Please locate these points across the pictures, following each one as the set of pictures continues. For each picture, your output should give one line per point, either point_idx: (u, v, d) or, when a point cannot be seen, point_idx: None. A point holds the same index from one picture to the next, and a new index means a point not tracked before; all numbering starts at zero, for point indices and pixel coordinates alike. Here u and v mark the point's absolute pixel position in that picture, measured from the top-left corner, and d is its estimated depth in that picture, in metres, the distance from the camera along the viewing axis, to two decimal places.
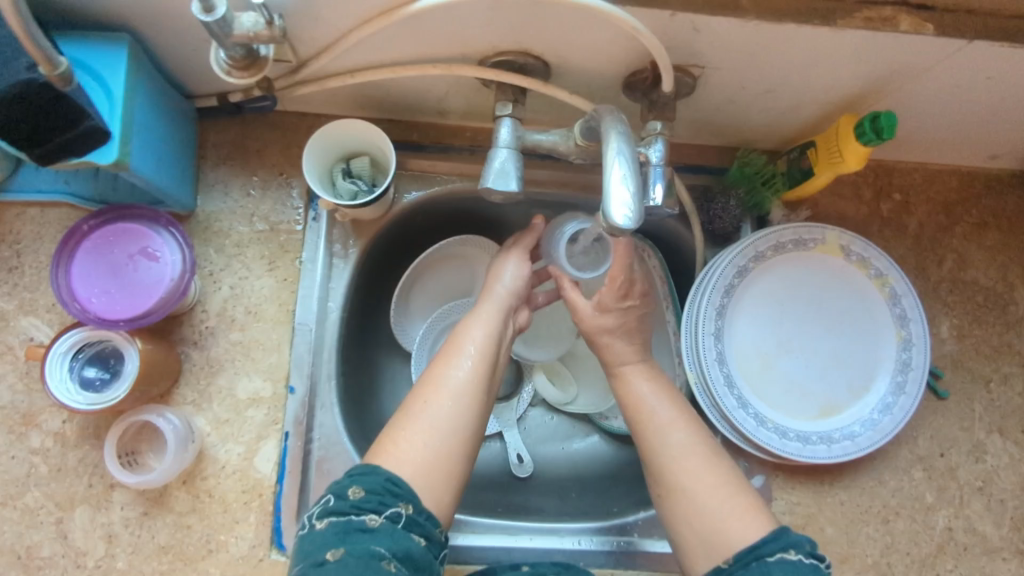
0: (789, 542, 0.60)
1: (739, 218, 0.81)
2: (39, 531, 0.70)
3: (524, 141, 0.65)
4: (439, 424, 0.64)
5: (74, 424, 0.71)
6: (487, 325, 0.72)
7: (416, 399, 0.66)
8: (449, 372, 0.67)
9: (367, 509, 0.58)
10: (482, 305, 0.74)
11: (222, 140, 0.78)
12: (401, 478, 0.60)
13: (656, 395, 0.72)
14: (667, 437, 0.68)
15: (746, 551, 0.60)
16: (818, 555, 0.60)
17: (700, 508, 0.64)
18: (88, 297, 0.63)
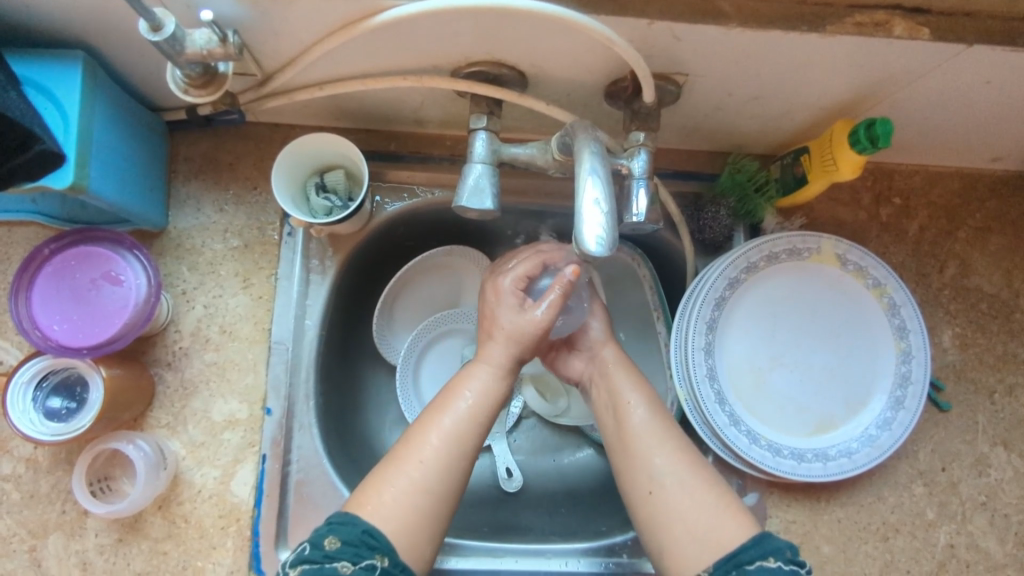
0: (768, 550, 0.58)
1: (730, 227, 0.78)
2: (12, 559, 0.68)
3: (500, 155, 0.62)
4: (430, 486, 0.61)
5: (46, 450, 0.70)
6: (493, 375, 0.68)
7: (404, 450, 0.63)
8: (442, 419, 0.64)
9: (340, 558, 0.56)
10: (493, 349, 0.69)
11: (193, 154, 0.76)
12: (379, 529, 0.58)
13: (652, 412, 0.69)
14: (647, 455, 0.66)
15: (725, 559, 0.58)
16: (799, 561, 0.58)
17: (684, 528, 0.61)
18: (49, 324, 0.61)
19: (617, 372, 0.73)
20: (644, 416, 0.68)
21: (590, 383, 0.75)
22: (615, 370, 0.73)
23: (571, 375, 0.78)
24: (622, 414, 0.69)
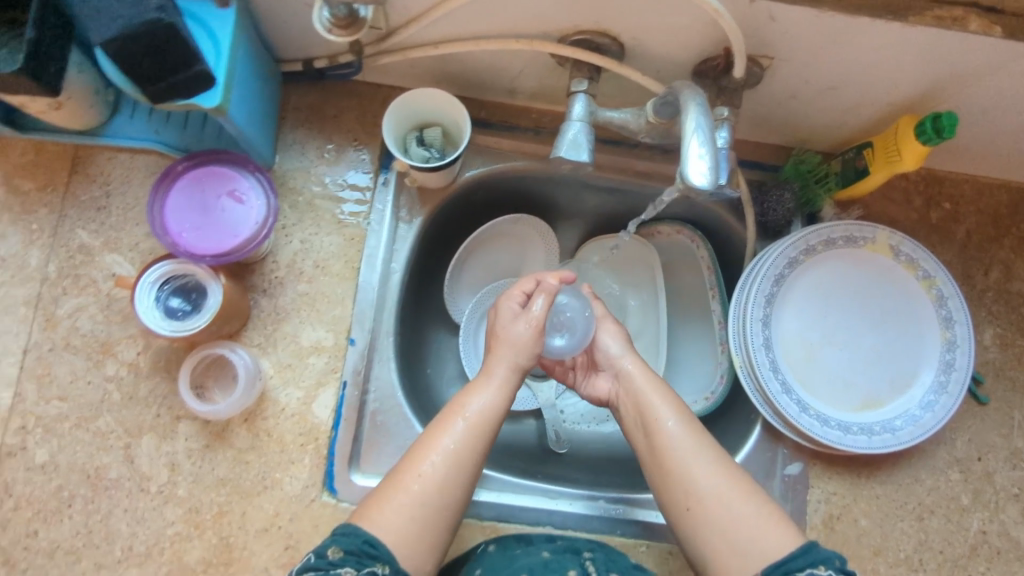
0: (817, 559, 0.62)
1: (792, 212, 0.83)
2: (108, 454, 0.74)
3: (597, 117, 0.69)
4: (430, 497, 0.66)
5: (147, 357, 0.76)
6: (497, 388, 0.72)
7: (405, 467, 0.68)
8: (442, 435, 0.68)
9: (344, 565, 0.60)
10: (496, 363, 0.74)
11: (302, 104, 0.83)
12: (380, 539, 0.63)
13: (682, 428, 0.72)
14: (685, 467, 0.70)
15: (773, 566, 0.63)
16: (849, 571, 0.62)
17: (724, 539, 0.66)
18: (179, 231, 0.67)
19: (644, 388, 0.76)
20: (675, 429, 0.72)
21: (618, 401, 0.78)
22: (644, 385, 0.76)
23: (600, 396, 0.80)
24: (652, 426, 0.73)
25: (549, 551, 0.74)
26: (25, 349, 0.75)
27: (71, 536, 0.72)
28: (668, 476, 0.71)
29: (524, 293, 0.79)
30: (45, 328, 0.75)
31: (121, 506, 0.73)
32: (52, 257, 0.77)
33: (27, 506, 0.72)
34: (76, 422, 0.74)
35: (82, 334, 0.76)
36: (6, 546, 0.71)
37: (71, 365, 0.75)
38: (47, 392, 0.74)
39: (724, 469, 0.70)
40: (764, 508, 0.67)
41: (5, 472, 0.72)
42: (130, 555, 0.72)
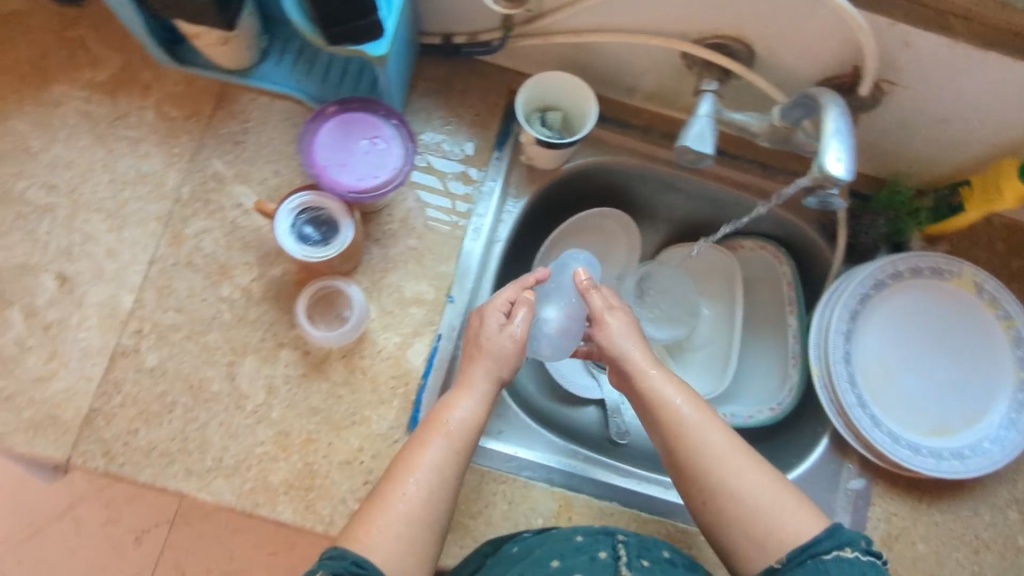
0: (844, 541, 0.63)
1: (880, 239, 0.87)
2: (213, 367, 0.78)
3: (721, 116, 0.73)
4: (416, 512, 0.66)
5: (261, 284, 0.80)
6: (476, 399, 0.72)
7: (390, 484, 0.67)
8: (422, 452, 0.68)
9: None
10: (475, 375, 0.73)
11: (432, 75, 0.88)
12: (367, 559, 0.62)
13: (694, 417, 0.71)
14: (697, 458, 0.69)
15: (799, 549, 0.63)
16: (875, 552, 0.63)
17: (744, 533, 0.66)
18: (325, 165, 0.72)
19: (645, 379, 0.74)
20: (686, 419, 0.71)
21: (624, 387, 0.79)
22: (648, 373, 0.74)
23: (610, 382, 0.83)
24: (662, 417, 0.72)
25: (581, 534, 0.71)
26: (151, 259, 0.80)
27: (168, 439, 0.76)
28: (680, 468, 0.70)
29: (507, 302, 0.77)
30: (171, 244, 0.80)
31: (217, 419, 0.77)
32: (187, 179, 0.82)
33: (132, 405, 0.76)
34: (188, 333, 0.78)
35: (204, 254, 0.80)
36: (107, 439, 0.75)
37: (190, 281, 0.79)
38: (166, 302, 0.79)
39: (739, 460, 0.69)
40: (785, 498, 0.67)
41: (116, 370, 0.76)
42: (219, 467, 0.75)
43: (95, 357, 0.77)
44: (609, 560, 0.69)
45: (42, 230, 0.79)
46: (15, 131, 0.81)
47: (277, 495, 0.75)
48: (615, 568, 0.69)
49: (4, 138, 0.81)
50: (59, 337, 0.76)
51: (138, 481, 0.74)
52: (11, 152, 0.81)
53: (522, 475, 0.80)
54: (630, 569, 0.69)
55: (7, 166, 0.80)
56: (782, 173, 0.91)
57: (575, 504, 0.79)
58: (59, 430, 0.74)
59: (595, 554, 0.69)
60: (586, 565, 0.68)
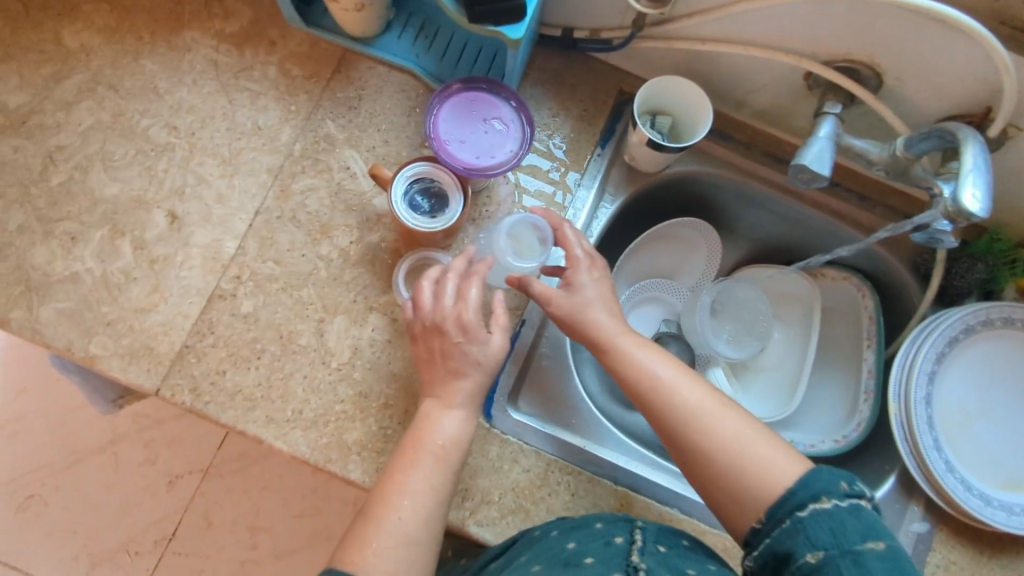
0: (820, 491, 0.60)
1: (974, 286, 0.86)
2: (303, 321, 0.79)
3: (841, 140, 0.74)
4: (410, 530, 0.67)
5: (359, 247, 0.82)
6: (460, 414, 0.73)
7: (384, 504, 0.68)
8: (410, 475, 0.69)
9: None
10: (456, 391, 0.73)
11: (546, 66, 0.90)
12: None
13: (666, 373, 0.71)
14: (669, 414, 0.69)
15: (776, 504, 0.62)
16: (858, 495, 0.60)
17: (724, 491, 0.66)
18: (446, 139, 0.74)
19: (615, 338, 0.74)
20: (654, 374, 0.71)
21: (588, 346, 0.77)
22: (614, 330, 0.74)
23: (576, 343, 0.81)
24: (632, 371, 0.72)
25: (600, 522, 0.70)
26: (257, 210, 0.82)
27: (253, 385, 0.77)
28: (662, 432, 0.70)
29: (455, 296, 0.75)
30: (279, 197, 0.83)
31: (301, 371, 0.78)
32: (300, 137, 0.84)
33: (223, 347, 0.78)
34: (283, 285, 0.80)
35: (309, 211, 0.82)
36: (196, 376, 0.76)
37: (291, 236, 0.82)
38: (266, 253, 0.81)
39: (712, 415, 0.68)
40: (758, 448, 0.66)
41: (212, 311, 0.78)
42: (299, 418, 0.77)
43: (194, 296, 0.79)
44: (624, 543, 0.67)
45: (159, 167, 0.82)
46: (146, 70, 0.85)
47: (350, 454, 0.76)
48: (629, 553, 0.65)
49: (135, 75, 0.85)
50: (163, 272, 0.79)
51: (220, 421, 0.76)
52: (140, 90, 0.84)
53: (588, 469, 0.79)
54: (643, 554, 0.65)
55: (134, 103, 0.84)
56: (878, 206, 0.90)
57: (637, 502, 0.79)
58: (152, 361, 0.76)
59: (610, 539, 0.68)
60: (600, 549, 0.66)
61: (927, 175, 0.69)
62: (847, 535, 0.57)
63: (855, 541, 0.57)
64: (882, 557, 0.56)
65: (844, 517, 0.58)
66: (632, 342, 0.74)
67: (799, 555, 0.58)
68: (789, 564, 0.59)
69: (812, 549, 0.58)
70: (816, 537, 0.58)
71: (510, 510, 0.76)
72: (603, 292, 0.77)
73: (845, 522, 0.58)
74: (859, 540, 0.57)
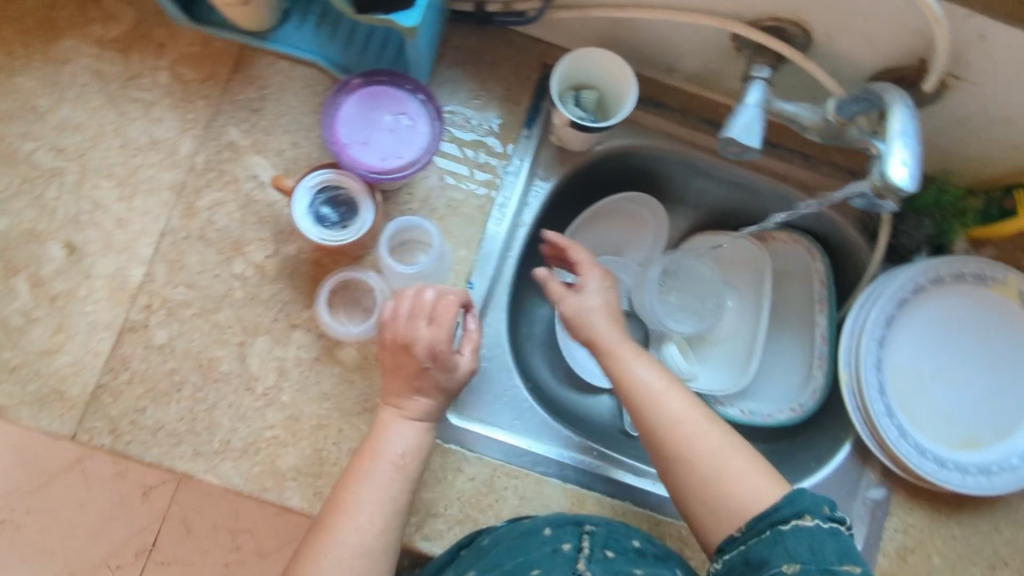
0: (804, 508, 0.61)
1: (924, 241, 0.83)
2: (223, 347, 0.75)
3: (771, 106, 0.69)
4: (367, 542, 0.66)
5: (275, 262, 0.77)
6: (415, 425, 0.71)
7: (338, 513, 0.67)
8: (364, 485, 0.67)
9: None
10: (414, 401, 0.71)
11: (461, 45, 0.84)
12: None
13: (653, 382, 0.71)
14: (655, 417, 0.69)
15: (757, 518, 0.62)
16: (838, 518, 0.61)
17: (700, 500, 0.66)
18: (347, 142, 0.68)
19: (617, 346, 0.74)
20: (647, 379, 0.71)
21: None
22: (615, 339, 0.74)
23: None
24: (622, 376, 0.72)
25: (549, 526, 0.69)
26: (162, 232, 0.76)
27: (176, 419, 0.74)
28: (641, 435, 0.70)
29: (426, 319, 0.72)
30: (184, 216, 0.77)
31: (226, 400, 0.74)
32: (200, 148, 0.78)
33: (140, 382, 0.74)
34: (198, 311, 0.76)
35: (217, 228, 0.77)
36: (113, 417, 0.73)
37: (202, 256, 0.76)
38: (176, 277, 0.76)
39: (697, 423, 0.68)
40: (730, 461, 0.66)
41: (124, 345, 0.74)
42: (228, 449, 0.74)
43: (103, 331, 0.74)
44: (571, 553, 0.67)
45: (49, 196, 0.76)
46: (23, 89, 0.78)
47: (285, 480, 0.73)
48: (576, 560, 0.66)
49: (9, 95, 0.77)
50: (65, 309, 0.74)
51: (145, 461, 0.73)
52: (17, 111, 0.77)
53: (535, 471, 0.77)
54: (589, 562, 0.66)
55: (13, 126, 0.77)
56: (823, 164, 0.86)
57: (588, 500, 0.77)
58: (65, 406, 0.72)
59: (558, 547, 0.67)
60: (547, 558, 0.66)
61: (863, 135, 0.64)
62: (827, 555, 0.59)
63: (832, 561, 0.59)
64: None
65: (826, 539, 0.59)
66: (627, 348, 0.74)
67: (775, 565, 0.60)
68: (761, 570, 0.60)
69: (789, 561, 0.59)
70: (795, 551, 0.59)
71: (457, 520, 0.73)
72: (608, 296, 0.78)
73: (826, 543, 0.59)
74: (837, 563, 0.58)
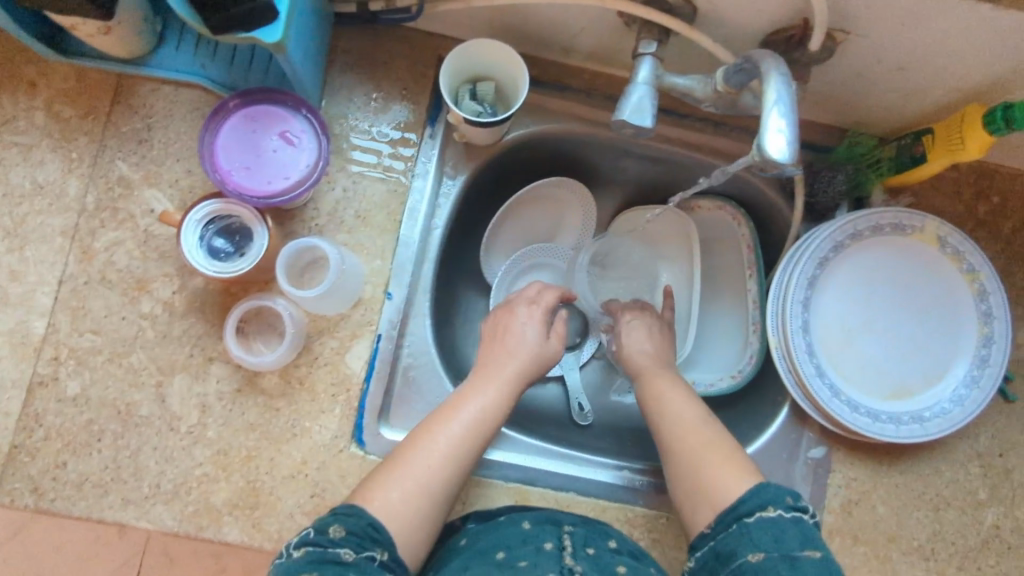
0: (768, 499, 0.63)
1: (840, 196, 0.82)
2: (140, 390, 0.73)
3: (662, 81, 0.67)
4: (430, 482, 0.66)
5: (183, 296, 0.75)
6: (498, 385, 0.73)
7: (411, 448, 0.68)
8: (444, 427, 0.69)
9: (343, 545, 0.61)
10: (496, 370, 0.74)
11: (352, 48, 0.81)
12: (382, 525, 0.63)
13: (669, 388, 0.76)
14: (664, 419, 0.74)
15: (726, 511, 0.64)
16: (801, 508, 0.63)
17: (694, 494, 0.68)
18: (229, 169, 0.67)
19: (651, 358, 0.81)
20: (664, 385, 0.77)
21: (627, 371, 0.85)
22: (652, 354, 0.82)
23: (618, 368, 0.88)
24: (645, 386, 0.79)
25: (530, 522, 0.70)
26: (60, 280, 0.74)
27: (100, 470, 0.72)
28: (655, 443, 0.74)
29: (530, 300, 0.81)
30: (80, 260, 0.74)
31: (150, 444, 0.73)
32: (89, 188, 0.75)
33: (57, 437, 0.72)
34: (109, 356, 0.73)
35: (118, 269, 0.75)
36: (35, 475, 0.71)
37: (105, 300, 0.74)
38: (81, 325, 0.73)
39: (694, 424, 0.72)
40: (717, 453, 0.68)
41: (35, 402, 0.72)
42: (158, 492, 0.72)
43: (11, 390, 0.72)
44: (555, 550, 0.66)
45: None
46: None
47: (221, 517, 0.72)
48: (562, 557, 0.66)
49: None
50: None
51: (73, 515, 0.71)
52: None
53: (478, 472, 0.77)
54: (575, 557, 0.66)
55: None
56: (735, 129, 0.85)
57: (532, 495, 0.78)
58: None
59: (540, 545, 0.67)
60: (532, 554, 0.66)
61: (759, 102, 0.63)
62: (788, 542, 0.60)
63: (794, 546, 0.60)
64: (818, 566, 0.59)
65: (788, 527, 0.61)
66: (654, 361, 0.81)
67: (741, 555, 0.61)
68: (729, 562, 0.61)
69: (753, 550, 0.60)
70: (759, 541, 0.61)
71: None
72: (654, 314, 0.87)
73: (786, 531, 0.61)
74: (799, 548, 0.60)
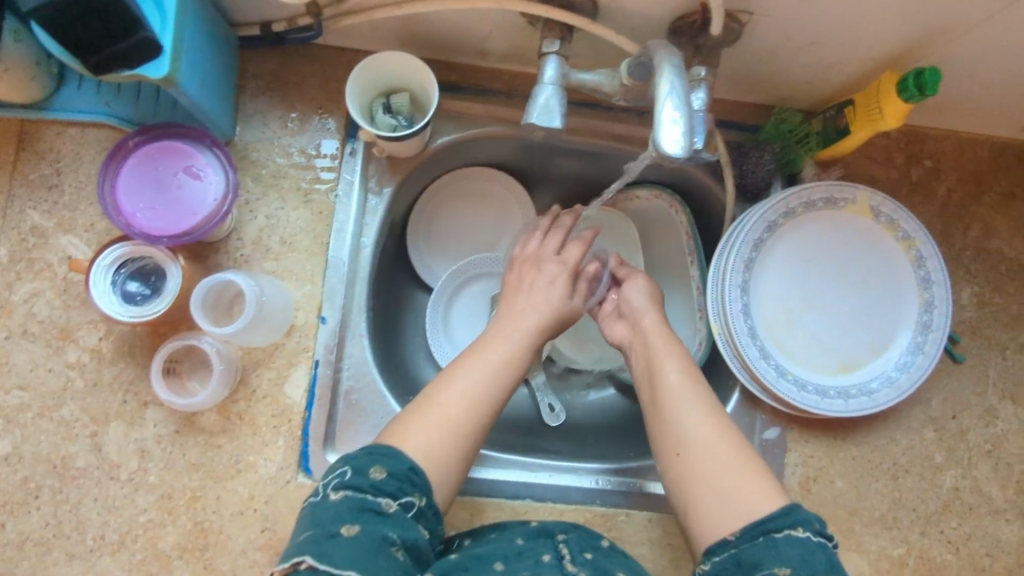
0: (799, 519, 0.59)
1: (771, 174, 0.81)
2: (74, 442, 0.72)
3: (569, 79, 0.66)
4: (457, 413, 0.65)
5: (110, 342, 0.73)
6: (528, 318, 0.74)
7: (440, 386, 0.67)
8: (468, 370, 0.68)
9: (384, 492, 0.58)
10: (524, 316, 0.74)
11: (261, 70, 0.79)
12: (421, 467, 0.62)
13: (684, 385, 0.69)
14: (679, 413, 0.67)
15: (750, 525, 0.59)
16: (826, 534, 0.59)
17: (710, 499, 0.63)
18: (133, 212, 0.66)
19: (658, 338, 0.73)
20: (676, 379, 0.69)
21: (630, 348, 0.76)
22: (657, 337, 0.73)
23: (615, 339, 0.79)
24: (653, 377, 0.71)
25: (522, 537, 0.68)
26: None
27: (41, 527, 0.70)
28: (658, 447, 0.68)
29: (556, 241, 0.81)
30: None
31: (90, 495, 0.71)
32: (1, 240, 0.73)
33: None
34: (39, 411, 0.72)
35: (39, 320, 0.73)
36: None
37: (30, 353, 0.72)
38: (7, 381, 0.72)
39: (710, 428, 0.66)
40: (739, 464, 0.63)
41: None
42: (103, 544, 0.71)
43: None
44: (554, 561, 0.66)
45: None
46: None
47: (171, 561, 0.71)
48: (564, 564, 0.65)
49: None
50: None
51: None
52: None
53: None
54: (576, 563, 0.66)
55: None
56: None
57: (487, 507, 0.76)
58: None
59: (539, 557, 0.66)
60: (531, 566, 0.64)
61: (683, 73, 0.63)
62: (814, 564, 0.56)
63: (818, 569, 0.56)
64: None
65: (816, 551, 0.57)
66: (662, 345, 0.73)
67: (766, 568, 0.56)
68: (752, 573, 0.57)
69: (779, 564, 0.56)
70: (787, 555, 0.57)
71: None
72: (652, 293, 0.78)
73: (814, 554, 0.57)
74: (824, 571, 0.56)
